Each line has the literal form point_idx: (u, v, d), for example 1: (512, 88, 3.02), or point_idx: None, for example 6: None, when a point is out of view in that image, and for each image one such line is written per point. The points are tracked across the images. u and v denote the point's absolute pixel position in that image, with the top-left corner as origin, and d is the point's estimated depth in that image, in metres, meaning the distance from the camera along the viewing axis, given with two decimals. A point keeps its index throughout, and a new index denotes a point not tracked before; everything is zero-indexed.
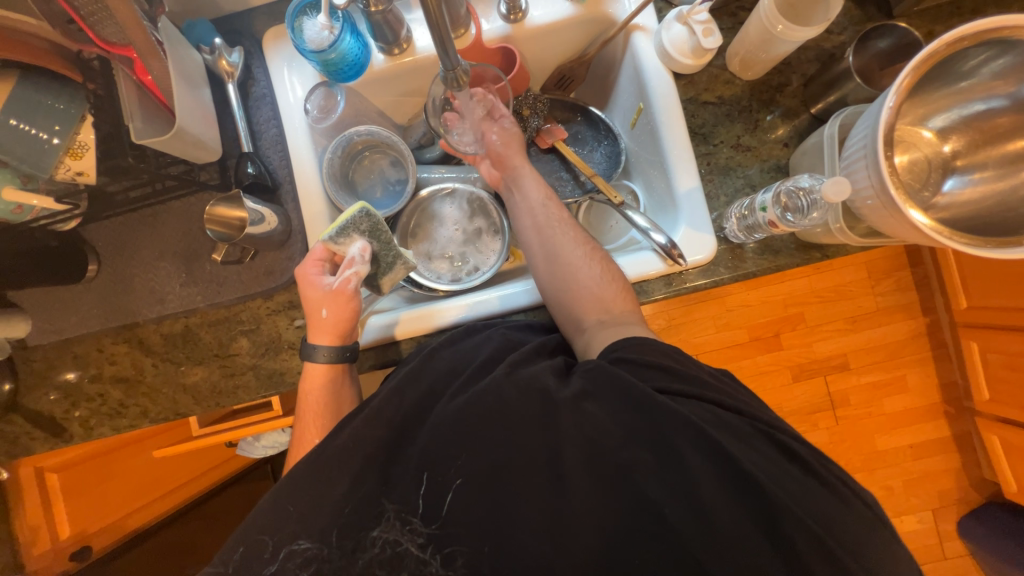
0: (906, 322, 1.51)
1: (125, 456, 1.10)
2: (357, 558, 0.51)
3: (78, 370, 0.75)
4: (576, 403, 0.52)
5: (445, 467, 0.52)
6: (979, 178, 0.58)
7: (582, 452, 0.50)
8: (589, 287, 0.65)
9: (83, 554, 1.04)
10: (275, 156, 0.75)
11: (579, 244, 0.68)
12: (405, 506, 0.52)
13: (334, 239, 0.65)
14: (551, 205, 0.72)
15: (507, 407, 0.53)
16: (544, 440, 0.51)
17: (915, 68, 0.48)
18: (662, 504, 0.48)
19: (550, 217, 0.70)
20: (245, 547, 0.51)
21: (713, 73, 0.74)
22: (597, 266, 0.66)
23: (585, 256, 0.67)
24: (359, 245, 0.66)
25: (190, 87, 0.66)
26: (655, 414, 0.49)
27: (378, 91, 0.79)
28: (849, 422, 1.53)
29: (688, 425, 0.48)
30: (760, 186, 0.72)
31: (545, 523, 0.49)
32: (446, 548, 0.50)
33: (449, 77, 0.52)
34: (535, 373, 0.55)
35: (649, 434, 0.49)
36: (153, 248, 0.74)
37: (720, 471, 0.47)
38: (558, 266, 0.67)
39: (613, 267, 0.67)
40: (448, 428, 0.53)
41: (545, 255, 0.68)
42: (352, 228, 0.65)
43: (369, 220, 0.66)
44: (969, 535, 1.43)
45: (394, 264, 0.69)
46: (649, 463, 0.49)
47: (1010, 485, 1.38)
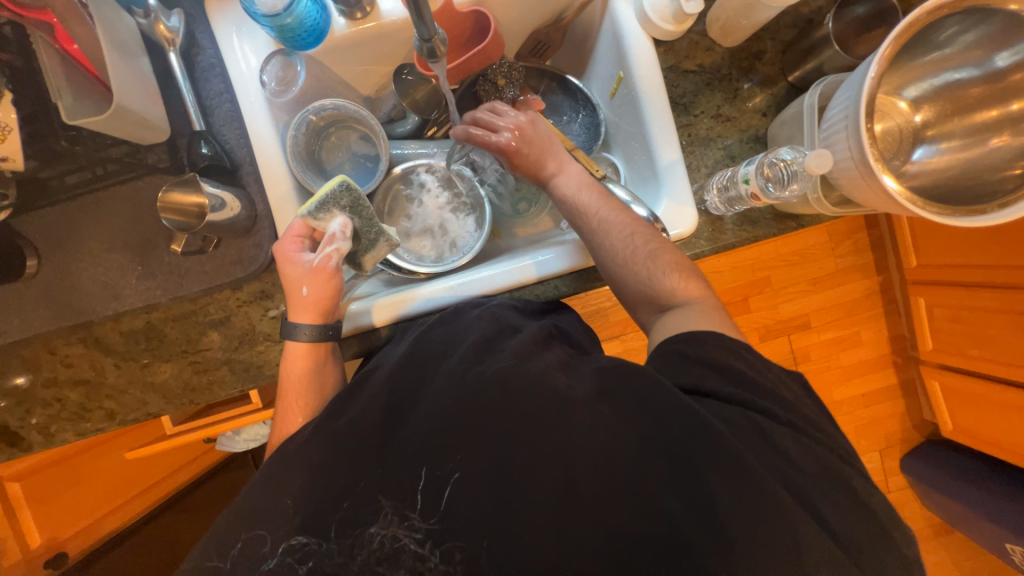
0: (862, 281, 1.60)
1: (92, 459, 1.05)
2: (356, 554, 0.49)
3: (28, 374, 0.69)
4: (589, 405, 0.53)
5: (444, 460, 0.51)
6: (947, 147, 0.60)
7: (595, 458, 0.50)
8: (643, 285, 0.63)
9: (61, 560, 1.00)
10: (231, 134, 0.69)
11: (624, 242, 0.63)
12: (403, 502, 0.50)
13: (314, 214, 0.61)
14: (591, 204, 0.67)
15: (515, 404, 0.53)
16: (557, 442, 0.51)
17: (897, 37, 0.48)
18: (676, 514, 0.48)
19: (586, 220, 0.66)
20: (243, 542, 0.50)
21: (693, 39, 0.72)
22: (646, 264, 0.63)
23: (645, 253, 0.63)
24: (340, 221, 0.62)
25: (126, 57, 0.59)
26: (665, 412, 0.50)
27: (340, 60, 0.73)
28: (811, 377, 1.63)
29: (688, 412, 0.50)
30: (739, 157, 0.72)
31: (550, 518, 0.49)
32: (444, 544, 0.49)
33: (425, 47, 0.49)
34: (545, 371, 0.56)
35: (658, 433, 0.50)
36: (97, 238, 0.67)
37: (724, 460, 0.48)
38: (617, 268, 0.64)
39: (668, 257, 0.63)
40: (449, 413, 0.54)
41: (591, 257, 0.67)
42: (331, 203, 0.61)
43: (350, 195, 0.62)
44: (912, 471, 1.59)
45: (377, 241, 0.66)
46: (661, 469, 0.49)
47: (946, 425, 1.53)
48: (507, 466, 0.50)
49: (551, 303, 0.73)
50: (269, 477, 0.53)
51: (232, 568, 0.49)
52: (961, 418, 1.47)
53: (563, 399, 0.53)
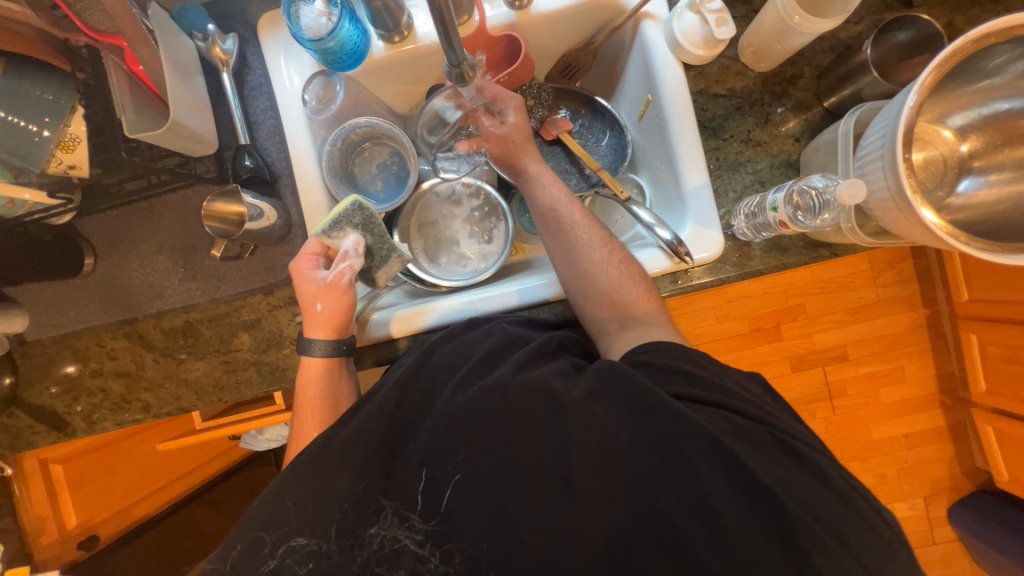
0: (906, 314, 1.51)
1: (128, 447, 1.10)
2: (355, 555, 0.50)
3: (78, 364, 0.75)
4: (586, 405, 0.53)
5: (444, 463, 0.52)
6: (996, 179, 0.57)
7: (588, 454, 0.50)
8: (611, 289, 0.64)
9: (91, 543, 1.04)
10: (273, 148, 0.73)
11: (598, 245, 0.66)
12: (404, 502, 0.52)
13: (328, 232, 0.64)
14: (568, 205, 0.69)
15: (512, 407, 0.53)
16: (551, 441, 0.51)
17: (938, 66, 0.47)
18: (671, 513, 0.47)
19: (564, 220, 0.68)
20: (244, 544, 0.51)
21: (724, 64, 0.72)
22: (617, 267, 0.65)
23: (605, 258, 0.65)
24: (353, 239, 0.65)
25: (183, 77, 0.64)
26: (662, 413, 0.50)
27: (378, 80, 0.76)
28: (846, 412, 1.54)
29: (689, 423, 0.49)
30: (770, 182, 0.70)
31: (548, 533, 0.48)
32: (444, 544, 0.50)
33: (454, 72, 0.52)
34: (545, 375, 0.56)
35: (658, 440, 0.49)
36: (148, 241, 0.73)
37: (730, 481, 0.47)
38: (577, 271, 0.66)
39: (633, 266, 0.66)
40: (449, 427, 0.53)
41: (563, 257, 0.67)
42: (344, 221, 0.64)
43: (361, 213, 0.64)
44: (959, 522, 1.46)
45: (389, 257, 0.68)
46: (654, 466, 0.49)
47: (1001, 475, 1.40)
48: (511, 474, 0.50)
49: (569, 320, 0.72)
50: (284, 480, 0.54)
51: (231, 571, 0.50)
52: (1017, 469, 1.35)
53: (565, 415, 0.52)
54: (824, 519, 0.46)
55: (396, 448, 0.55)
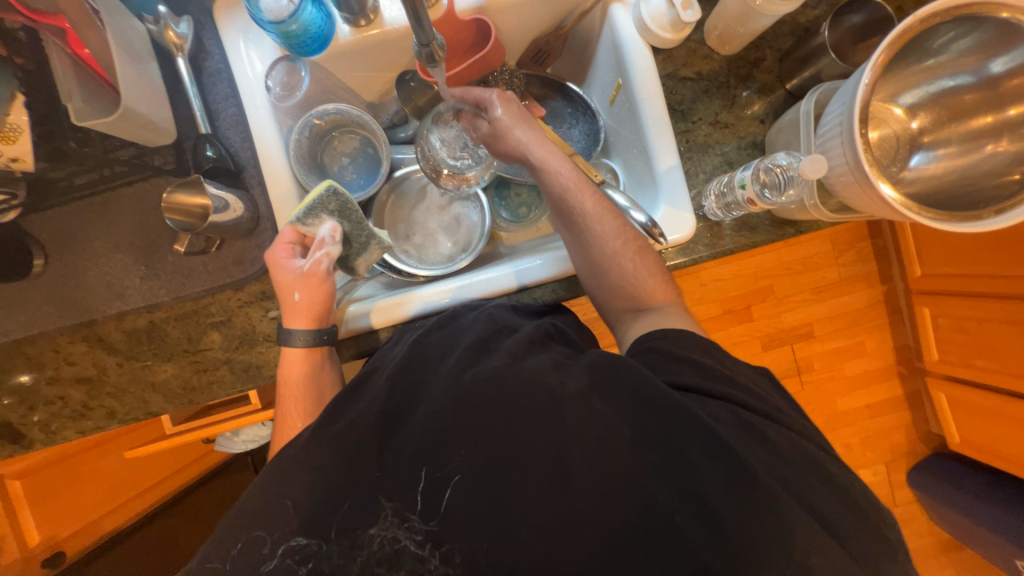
0: (866, 291, 1.59)
1: (91, 458, 1.05)
2: (355, 555, 0.47)
3: (33, 372, 0.70)
4: (583, 399, 0.52)
5: (443, 463, 0.50)
6: (943, 153, 0.60)
7: (588, 452, 0.49)
8: (624, 284, 0.66)
9: (57, 560, 1.02)
10: (236, 138, 0.70)
11: (612, 238, 0.65)
12: (403, 503, 0.49)
13: (303, 219, 0.63)
14: (579, 193, 0.66)
15: (507, 398, 0.52)
16: (549, 436, 0.50)
17: (890, 43, 0.49)
18: (670, 508, 0.47)
19: (578, 210, 0.66)
20: (243, 543, 0.48)
21: (691, 47, 0.73)
22: (633, 261, 0.65)
23: (620, 251, 0.65)
24: (329, 225, 0.63)
25: (135, 62, 0.61)
26: (661, 406, 0.50)
27: (344, 66, 0.74)
28: (814, 386, 1.62)
29: (663, 393, 0.50)
30: (737, 163, 0.73)
31: (548, 523, 0.47)
32: (445, 544, 0.47)
33: (425, 52, 0.50)
34: (540, 368, 0.55)
35: (652, 428, 0.50)
36: (104, 238, 0.69)
37: (721, 461, 0.48)
38: (592, 264, 0.66)
39: (650, 258, 0.66)
40: (440, 416, 0.52)
41: (577, 252, 0.67)
42: (319, 208, 0.62)
43: (338, 199, 0.63)
44: (919, 484, 1.56)
45: (368, 244, 0.67)
46: (653, 462, 0.49)
47: (953, 437, 1.51)
48: (507, 466, 0.49)
49: (550, 306, 0.72)
50: (268, 473, 0.52)
51: (231, 570, 0.47)
52: (967, 431, 1.45)
53: (560, 401, 0.52)
54: (802, 482, 0.48)
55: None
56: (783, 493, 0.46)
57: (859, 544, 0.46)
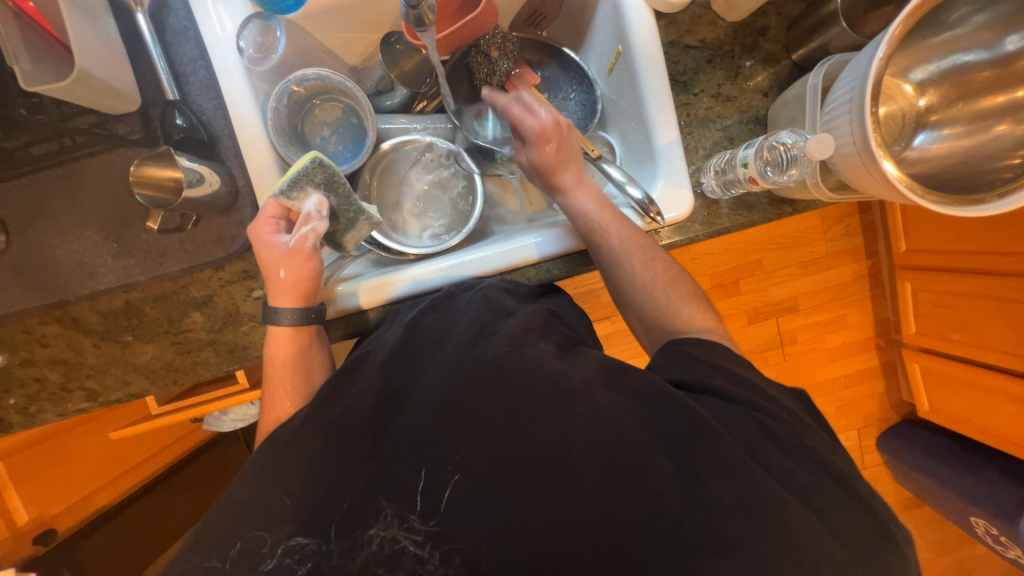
0: (851, 265, 1.61)
1: (79, 437, 1.03)
2: (354, 555, 0.47)
3: (4, 354, 0.67)
4: (588, 393, 0.52)
5: (441, 462, 0.49)
6: (950, 133, 0.59)
7: (592, 449, 0.48)
8: (658, 309, 0.65)
9: (47, 537, 1.01)
10: (208, 104, 0.65)
11: (642, 267, 0.64)
12: (403, 504, 0.48)
13: (287, 193, 0.59)
14: (612, 228, 0.64)
15: (507, 388, 0.51)
16: (558, 433, 0.49)
17: (908, 15, 0.46)
18: (678, 513, 0.46)
19: (609, 240, 0.64)
20: (242, 543, 0.48)
21: (696, 12, 0.69)
22: (665, 288, 0.64)
23: (652, 280, 0.64)
24: (315, 200, 0.60)
25: (89, 18, 0.55)
26: (662, 395, 0.51)
27: (323, 26, 0.69)
28: (796, 358, 1.66)
29: (663, 391, 0.51)
30: (739, 139, 0.70)
31: (548, 523, 0.47)
32: (444, 546, 0.46)
33: (413, 13, 0.47)
34: (541, 359, 0.54)
35: (660, 425, 0.50)
36: (70, 214, 0.64)
37: (719, 447, 0.48)
38: (624, 287, 0.65)
39: (681, 284, 0.65)
40: (438, 404, 0.51)
41: (608, 275, 0.66)
42: (305, 180, 0.59)
43: (323, 171, 0.60)
44: (888, 449, 1.65)
45: (356, 219, 0.64)
46: (665, 467, 0.48)
47: (923, 405, 1.58)
48: (506, 451, 0.49)
49: (544, 286, 0.71)
50: (260, 460, 0.52)
51: (231, 570, 0.47)
52: (938, 400, 1.52)
53: (559, 385, 0.51)
54: (797, 465, 0.49)
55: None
56: (772, 481, 0.47)
57: (844, 522, 0.47)
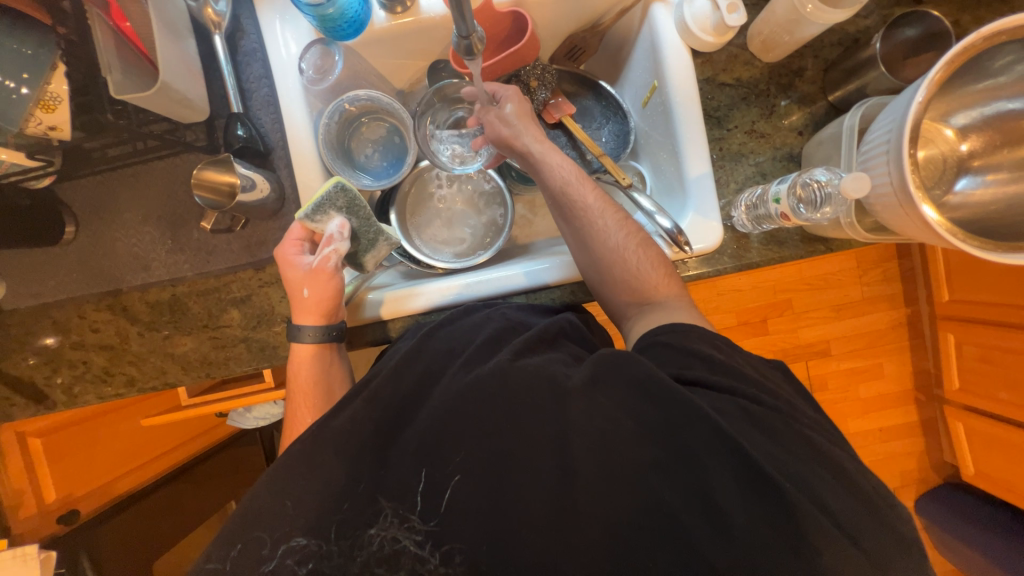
0: (889, 312, 1.55)
1: (112, 421, 1.09)
2: (355, 556, 0.48)
3: (58, 336, 0.72)
4: (585, 393, 0.52)
5: (443, 463, 0.50)
6: (993, 179, 0.58)
7: (590, 443, 0.49)
8: (629, 276, 0.64)
9: (72, 517, 1.02)
10: (267, 118, 0.71)
11: (615, 228, 0.64)
12: (402, 503, 0.49)
13: (311, 217, 0.62)
14: (581, 186, 0.66)
15: (508, 391, 0.52)
16: (550, 421, 0.50)
17: (949, 62, 0.47)
18: (675, 506, 0.46)
19: (580, 201, 0.65)
20: (242, 544, 0.49)
21: (732, 52, 0.71)
22: (637, 250, 0.64)
23: (623, 241, 0.64)
24: (337, 222, 0.63)
25: (174, 37, 0.61)
26: (666, 398, 0.49)
27: (377, 53, 0.74)
28: (826, 405, 1.58)
29: (665, 390, 0.50)
30: (771, 175, 0.71)
31: (546, 516, 0.47)
32: (445, 544, 0.47)
33: (464, 44, 0.50)
34: (543, 362, 0.55)
35: (658, 419, 0.49)
36: (134, 211, 0.70)
37: (739, 483, 0.47)
38: (594, 255, 0.65)
39: (653, 249, 0.65)
40: (451, 416, 0.51)
41: (578, 244, 0.66)
42: (328, 204, 0.62)
43: (345, 196, 0.63)
44: (928, 513, 1.52)
45: (376, 241, 0.68)
46: (654, 455, 0.48)
47: (967, 468, 1.46)
48: (515, 457, 0.49)
49: (567, 306, 0.72)
50: (277, 467, 0.53)
51: (231, 571, 0.48)
52: (984, 463, 1.41)
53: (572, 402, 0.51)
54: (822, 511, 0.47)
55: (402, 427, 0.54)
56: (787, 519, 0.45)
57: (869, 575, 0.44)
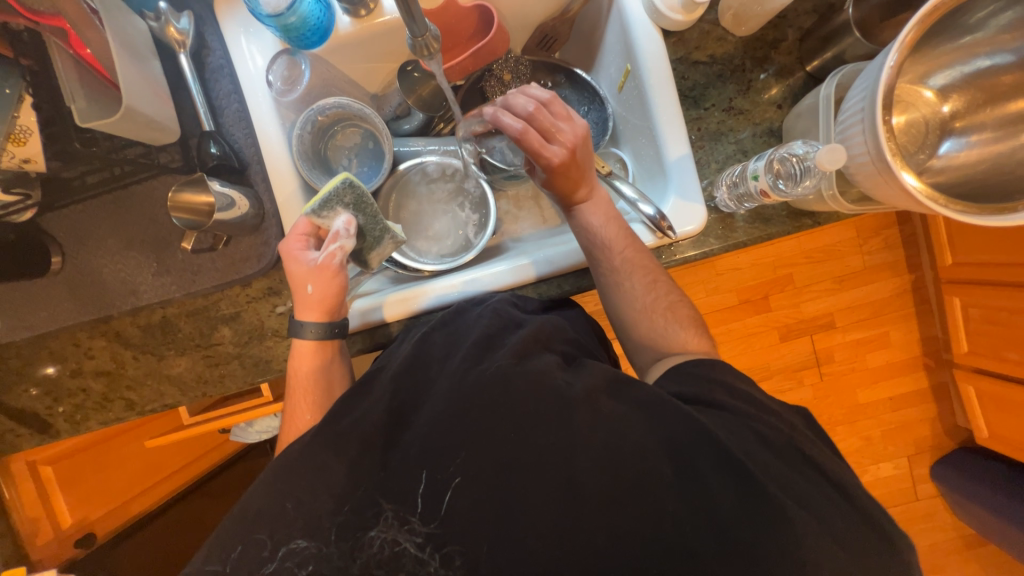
0: (892, 279, 1.52)
1: (117, 446, 1.11)
2: (356, 556, 0.48)
3: (57, 365, 0.73)
4: (591, 401, 0.51)
5: (443, 466, 0.50)
6: (977, 139, 0.57)
7: (597, 458, 0.48)
8: (654, 335, 0.64)
9: (88, 540, 1.06)
10: (240, 134, 0.70)
11: (641, 291, 0.64)
12: (402, 505, 0.49)
13: (318, 212, 0.61)
14: (609, 249, 0.65)
15: (506, 399, 0.51)
16: (560, 446, 0.49)
17: (918, 22, 0.45)
18: (682, 520, 0.47)
19: (606, 262, 0.65)
20: (243, 545, 0.48)
21: (704, 28, 0.69)
22: (662, 315, 0.64)
23: (650, 304, 0.64)
24: (343, 219, 0.61)
25: (136, 60, 0.61)
26: (675, 417, 0.50)
27: (345, 58, 0.73)
28: (833, 377, 1.57)
29: (666, 404, 0.51)
30: (752, 152, 0.69)
31: (553, 526, 0.47)
32: (444, 548, 0.48)
33: (419, 44, 0.50)
34: (544, 368, 0.54)
35: (676, 443, 0.49)
36: (117, 236, 0.70)
37: (732, 465, 0.47)
38: (620, 313, 0.66)
39: (681, 310, 0.65)
40: (445, 421, 0.51)
41: (606, 300, 0.67)
42: (334, 200, 0.61)
43: (353, 192, 0.62)
44: (942, 479, 1.51)
45: (381, 238, 0.65)
46: (667, 475, 0.48)
47: (981, 432, 1.45)
48: (508, 455, 0.49)
49: (554, 301, 0.71)
50: (275, 468, 0.51)
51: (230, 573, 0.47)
52: (997, 426, 1.39)
53: (560, 394, 0.51)
54: None
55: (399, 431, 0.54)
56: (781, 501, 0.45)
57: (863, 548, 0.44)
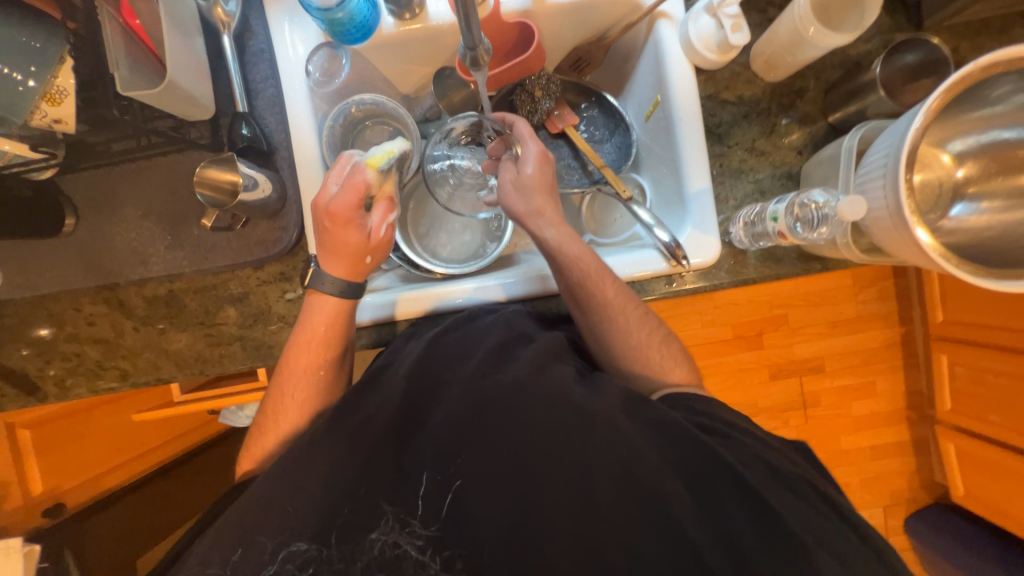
0: (884, 330, 1.55)
1: (98, 416, 1.08)
2: (355, 559, 0.48)
3: (53, 328, 0.72)
4: (606, 418, 0.51)
5: (445, 467, 0.51)
6: (988, 206, 0.59)
7: (609, 471, 0.49)
8: (649, 372, 0.65)
9: (58, 510, 1.04)
10: (271, 118, 0.71)
11: (636, 327, 0.65)
12: (403, 508, 0.50)
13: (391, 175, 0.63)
14: (601, 282, 0.63)
15: (516, 409, 0.52)
16: (574, 450, 0.50)
17: (945, 91, 0.48)
18: (699, 544, 0.46)
19: (598, 296, 0.63)
20: (244, 548, 0.48)
21: (735, 70, 0.72)
22: (658, 351, 0.65)
23: (642, 342, 0.65)
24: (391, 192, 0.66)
25: (183, 36, 0.62)
26: (683, 440, 0.50)
27: (383, 57, 0.74)
28: (818, 421, 1.59)
29: (679, 423, 0.51)
30: (770, 192, 0.71)
31: (558, 538, 0.48)
32: (445, 551, 0.48)
33: (470, 55, 0.52)
34: (553, 383, 0.54)
35: (682, 465, 0.50)
36: (135, 206, 0.70)
37: (734, 496, 0.48)
38: (612, 350, 0.66)
39: (675, 347, 0.67)
40: (456, 427, 0.52)
41: (595, 336, 0.66)
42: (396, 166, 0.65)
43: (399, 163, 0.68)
44: (916, 533, 1.53)
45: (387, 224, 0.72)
46: (686, 499, 0.48)
47: (958, 489, 1.46)
48: (515, 461, 0.50)
49: (563, 316, 0.73)
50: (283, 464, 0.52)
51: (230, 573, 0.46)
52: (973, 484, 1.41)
53: (569, 408, 0.52)
54: (818, 530, 0.47)
55: (404, 430, 0.54)
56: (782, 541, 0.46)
57: None
